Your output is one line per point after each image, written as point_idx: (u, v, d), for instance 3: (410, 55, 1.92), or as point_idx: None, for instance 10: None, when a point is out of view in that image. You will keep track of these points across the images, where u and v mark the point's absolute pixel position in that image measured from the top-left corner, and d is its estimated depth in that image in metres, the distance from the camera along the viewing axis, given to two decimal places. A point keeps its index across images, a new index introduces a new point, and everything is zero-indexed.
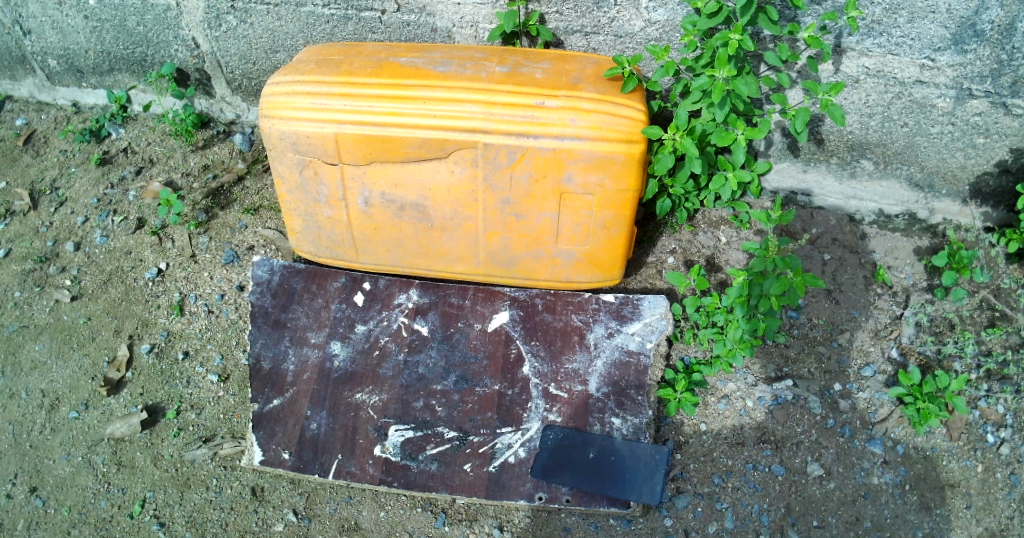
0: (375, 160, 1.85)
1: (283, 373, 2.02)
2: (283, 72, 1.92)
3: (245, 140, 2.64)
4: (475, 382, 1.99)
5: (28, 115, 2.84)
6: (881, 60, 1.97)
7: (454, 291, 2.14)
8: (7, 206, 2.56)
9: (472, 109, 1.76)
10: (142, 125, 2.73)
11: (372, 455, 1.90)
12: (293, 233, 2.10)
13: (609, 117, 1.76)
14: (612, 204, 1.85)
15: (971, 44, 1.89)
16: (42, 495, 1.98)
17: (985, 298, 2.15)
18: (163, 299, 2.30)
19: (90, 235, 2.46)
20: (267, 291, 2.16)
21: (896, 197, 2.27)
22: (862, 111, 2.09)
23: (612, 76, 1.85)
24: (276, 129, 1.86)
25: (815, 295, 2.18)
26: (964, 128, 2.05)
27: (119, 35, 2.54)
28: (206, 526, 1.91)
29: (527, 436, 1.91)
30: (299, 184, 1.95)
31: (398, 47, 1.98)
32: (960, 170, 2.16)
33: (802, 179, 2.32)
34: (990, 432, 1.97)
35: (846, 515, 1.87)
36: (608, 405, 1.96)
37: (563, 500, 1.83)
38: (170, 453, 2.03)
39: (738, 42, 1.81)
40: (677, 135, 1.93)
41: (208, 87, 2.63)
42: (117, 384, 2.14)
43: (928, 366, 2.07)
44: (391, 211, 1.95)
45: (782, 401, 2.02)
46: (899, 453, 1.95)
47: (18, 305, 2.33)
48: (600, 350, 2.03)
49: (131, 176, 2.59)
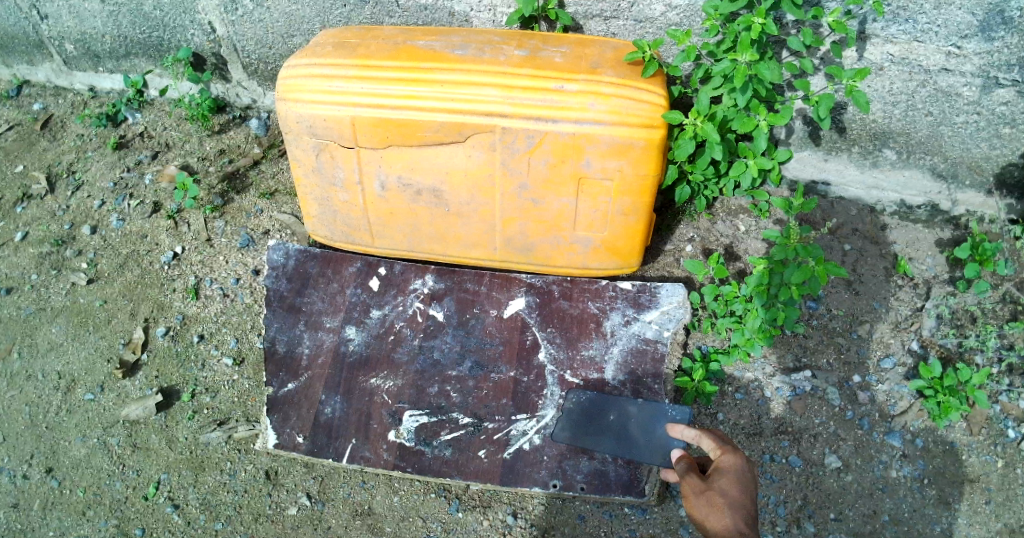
0: (392, 144, 1.83)
1: (297, 357, 2.02)
2: (300, 54, 1.91)
3: (261, 124, 2.63)
4: (490, 369, 1.98)
5: (45, 99, 2.85)
6: (906, 47, 1.93)
7: (469, 277, 2.11)
8: (24, 190, 2.57)
9: (490, 93, 1.74)
10: (159, 110, 2.73)
11: (386, 440, 1.89)
12: (309, 217, 2.09)
13: (629, 102, 1.73)
14: (631, 190, 1.83)
15: (999, 32, 1.84)
16: (58, 476, 2.00)
17: (1008, 291, 2.11)
18: (179, 283, 2.30)
19: (107, 219, 2.46)
20: (282, 275, 2.15)
21: (919, 188, 2.23)
22: (885, 100, 2.05)
23: (632, 60, 1.83)
24: (293, 112, 1.84)
25: (835, 286, 2.15)
26: (990, 118, 2.01)
27: (136, 19, 2.53)
28: (221, 509, 1.92)
29: (541, 423, 1.90)
30: (316, 168, 1.94)
31: (415, 30, 1.96)
32: (985, 161, 2.11)
33: (822, 168, 2.28)
34: (1011, 427, 1.94)
35: (863, 508, 1.86)
36: (624, 393, 1.94)
37: (577, 488, 1.82)
38: (185, 436, 2.03)
39: (761, 26, 1.79)
40: (698, 121, 1.92)
41: (224, 71, 2.63)
42: (132, 366, 2.15)
43: (949, 358, 2.04)
44: (407, 196, 1.94)
45: (800, 392, 2.00)
46: (918, 447, 1.93)
47: (35, 288, 2.34)
48: (616, 338, 2.01)
49: (148, 161, 2.59)
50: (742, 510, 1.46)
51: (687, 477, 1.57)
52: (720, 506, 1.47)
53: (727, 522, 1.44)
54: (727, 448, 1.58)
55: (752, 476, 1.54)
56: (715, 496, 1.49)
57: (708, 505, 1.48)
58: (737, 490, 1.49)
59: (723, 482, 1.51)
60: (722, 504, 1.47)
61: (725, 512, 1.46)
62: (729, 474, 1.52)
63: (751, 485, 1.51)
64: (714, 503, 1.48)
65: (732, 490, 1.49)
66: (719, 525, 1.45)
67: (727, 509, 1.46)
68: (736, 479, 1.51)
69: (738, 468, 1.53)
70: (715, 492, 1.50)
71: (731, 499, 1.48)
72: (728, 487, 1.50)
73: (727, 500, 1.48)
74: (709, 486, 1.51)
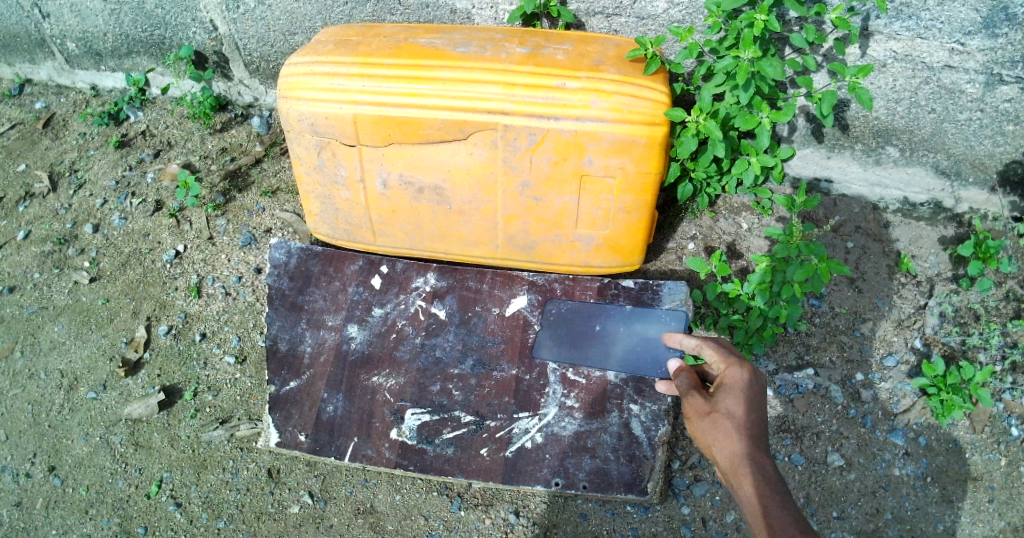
0: (393, 142, 1.83)
1: (300, 355, 2.02)
2: (301, 52, 1.90)
3: (263, 123, 2.63)
4: (492, 367, 1.97)
5: (47, 98, 2.86)
6: (909, 44, 1.92)
7: (471, 275, 2.11)
8: (26, 188, 2.57)
9: (492, 90, 1.74)
10: (161, 108, 2.73)
11: (389, 439, 1.90)
12: (311, 215, 2.09)
13: (631, 99, 1.73)
14: (633, 188, 1.83)
15: (1003, 29, 1.84)
16: (61, 474, 2.01)
17: (1011, 289, 2.10)
18: (181, 281, 2.30)
19: (109, 218, 2.46)
20: (284, 273, 2.15)
21: (922, 185, 2.22)
22: (888, 97, 2.04)
23: (634, 57, 1.83)
24: (294, 110, 1.84)
25: (838, 283, 2.14)
26: (993, 115, 2.00)
27: (137, 18, 2.53)
28: (224, 507, 1.92)
29: (543, 421, 1.90)
30: (317, 165, 1.94)
31: (417, 28, 1.96)
32: (988, 158, 2.10)
33: (825, 165, 2.27)
34: (1014, 426, 1.93)
35: (866, 506, 1.86)
36: (627, 392, 1.93)
37: (580, 486, 1.83)
38: (187, 434, 2.04)
39: (764, 22, 1.79)
40: (700, 118, 1.92)
41: (226, 69, 2.63)
42: (135, 365, 2.15)
43: (952, 356, 2.03)
44: (409, 194, 1.94)
45: (803, 390, 2.01)
46: (921, 445, 1.92)
47: (38, 286, 2.34)
48: (619, 336, 2.00)
49: (149, 159, 2.59)
50: (748, 429, 1.42)
51: (690, 398, 1.54)
52: (725, 428, 1.44)
53: (732, 445, 1.42)
54: (732, 361, 1.54)
55: (759, 389, 1.49)
56: (720, 419, 1.46)
57: (713, 427, 1.46)
58: (742, 408, 1.45)
59: (728, 401, 1.48)
60: (728, 427, 1.44)
61: (730, 435, 1.43)
62: (735, 391, 1.48)
63: (759, 400, 1.47)
64: (719, 427, 1.45)
65: (738, 409, 1.46)
66: (725, 448, 1.43)
67: (732, 431, 1.43)
68: (741, 397, 1.47)
69: (743, 383, 1.49)
70: (720, 416, 1.46)
71: (736, 420, 1.44)
72: (733, 407, 1.46)
73: (733, 421, 1.44)
74: (714, 408, 1.48)
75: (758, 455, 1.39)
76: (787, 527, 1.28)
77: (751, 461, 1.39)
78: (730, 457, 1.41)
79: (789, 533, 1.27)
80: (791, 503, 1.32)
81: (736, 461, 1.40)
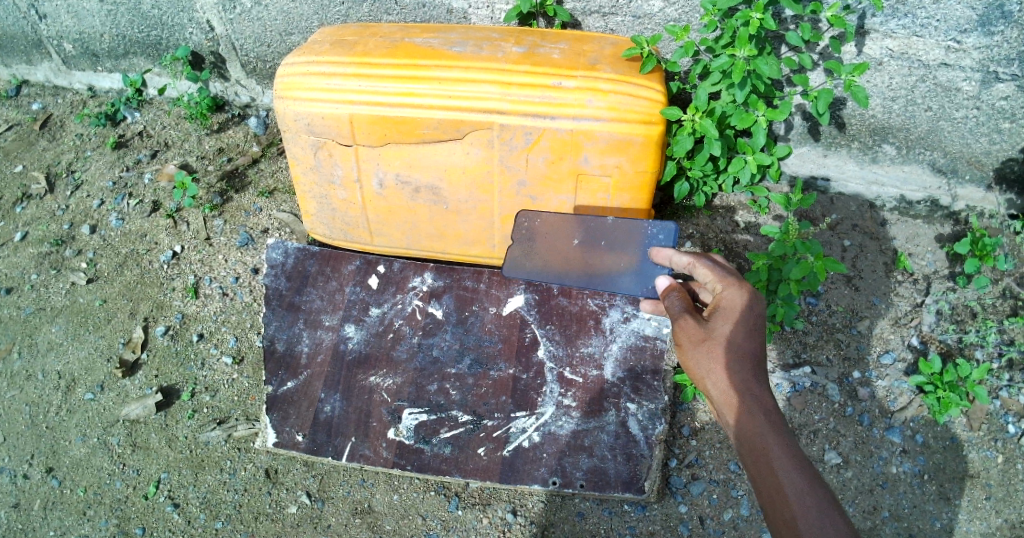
0: (390, 142, 1.83)
1: (297, 355, 2.02)
2: (297, 52, 1.90)
3: (260, 123, 2.63)
4: (490, 366, 1.97)
5: (44, 99, 2.85)
6: (905, 42, 1.92)
7: (468, 275, 2.11)
8: (24, 190, 2.57)
9: (488, 90, 1.74)
10: (157, 109, 2.72)
11: (386, 438, 1.90)
12: (308, 215, 2.09)
13: (627, 98, 1.73)
14: (630, 187, 1.83)
15: (998, 26, 1.84)
16: (59, 475, 2.01)
17: (1008, 287, 2.10)
18: (178, 282, 2.30)
19: (106, 219, 2.46)
20: (281, 274, 2.15)
21: (919, 183, 2.21)
22: (884, 95, 2.04)
23: (630, 56, 1.83)
24: (291, 109, 1.84)
25: (835, 282, 2.15)
26: (989, 113, 2.00)
27: (134, 19, 2.53)
28: (221, 507, 1.93)
29: (541, 420, 1.90)
30: (314, 165, 1.94)
31: (413, 28, 1.96)
32: (984, 156, 2.10)
33: (822, 163, 2.27)
34: (1011, 423, 1.94)
35: (863, 504, 1.86)
36: (624, 390, 1.93)
37: (577, 485, 1.83)
38: (185, 435, 2.04)
39: (759, 21, 1.79)
40: (696, 116, 1.92)
41: (223, 70, 2.63)
42: (132, 365, 2.15)
43: (949, 354, 2.04)
44: (405, 194, 1.94)
45: (800, 388, 2.01)
46: (918, 442, 1.93)
47: (35, 287, 2.34)
48: (616, 335, 2.01)
49: (147, 160, 2.59)
50: (745, 359, 1.41)
51: (684, 321, 1.51)
52: (723, 358, 1.42)
53: (728, 376, 1.41)
54: (732, 290, 1.50)
55: (756, 314, 1.46)
56: (718, 347, 1.43)
57: (709, 356, 1.44)
58: (742, 337, 1.43)
59: (725, 328, 1.45)
60: (724, 355, 1.42)
61: (726, 364, 1.41)
62: (734, 322, 1.45)
63: (759, 328, 1.45)
64: (716, 355, 1.43)
65: (736, 338, 1.43)
66: (723, 379, 1.41)
67: (729, 361, 1.41)
68: (741, 325, 1.45)
69: (740, 309, 1.47)
70: (718, 343, 1.44)
71: (736, 350, 1.42)
72: (731, 335, 1.44)
73: (732, 350, 1.42)
74: (710, 335, 1.45)
75: (754, 386, 1.39)
76: (785, 462, 1.29)
77: (750, 393, 1.38)
78: (728, 388, 1.40)
79: (788, 469, 1.28)
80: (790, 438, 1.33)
81: (733, 392, 1.40)
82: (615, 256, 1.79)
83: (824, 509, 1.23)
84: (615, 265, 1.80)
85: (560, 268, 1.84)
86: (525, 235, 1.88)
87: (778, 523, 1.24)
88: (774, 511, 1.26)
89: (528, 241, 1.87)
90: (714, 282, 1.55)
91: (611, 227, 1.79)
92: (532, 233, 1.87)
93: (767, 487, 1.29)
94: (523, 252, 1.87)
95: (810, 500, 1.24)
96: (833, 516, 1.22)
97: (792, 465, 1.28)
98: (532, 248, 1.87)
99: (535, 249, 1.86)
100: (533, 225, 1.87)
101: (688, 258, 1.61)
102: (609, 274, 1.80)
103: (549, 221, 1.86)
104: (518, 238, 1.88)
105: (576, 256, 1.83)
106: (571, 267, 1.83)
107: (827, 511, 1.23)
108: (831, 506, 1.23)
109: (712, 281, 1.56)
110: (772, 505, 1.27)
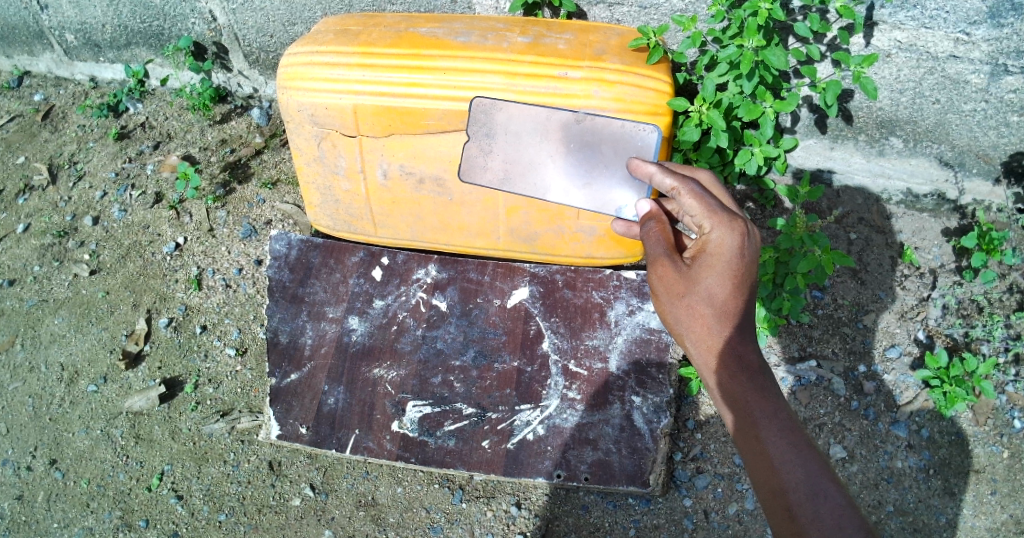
0: (395, 132, 1.81)
1: (300, 347, 2.02)
2: (300, 42, 1.88)
3: (263, 114, 2.61)
4: (494, 359, 1.96)
5: (46, 90, 2.84)
6: (914, 33, 1.90)
7: (473, 267, 2.10)
8: (26, 181, 2.56)
9: (493, 80, 1.72)
10: (160, 100, 2.71)
11: (389, 431, 1.89)
12: (311, 207, 2.07)
13: (633, 89, 1.71)
14: None
15: (1008, 18, 1.81)
16: (62, 467, 2.01)
17: (1016, 281, 2.08)
18: (181, 273, 2.29)
19: (109, 210, 2.45)
20: (284, 265, 2.14)
21: (926, 176, 2.19)
22: (893, 87, 2.03)
23: (637, 47, 1.81)
24: (294, 100, 1.83)
25: (841, 275, 2.14)
26: (998, 106, 1.98)
27: (136, 9, 2.52)
28: (224, 500, 1.93)
29: (545, 413, 1.89)
30: (317, 156, 1.92)
31: (418, 17, 1.94)
32: (993, 149, 2.07)
33: (828, 156, 2.26)
34: (1017, 418, 1.92)
35: (868, 498, 1.86)
36: (628, 384, 1.92)
37: (582, 478, 1.82)
38: (188, 427, 2.03)
39: (768, 11, 1.78)
40: (704, 108, 1.93)
41: (225, 60, 2.61)
42: (135, 357, 2.15)
43: (955, 348, 2.03)
44: (410, 185, 1.92)
45: (805, 382, 2.00)
46: (924, 437, 1.92)
47: (37, 279, 2.33)
48: (621, 327, 2.00)
49: (149, 151, 2.58)
50: (727, 313, 1.42)
51: (664, 267, 1.50)
52: (706, 316, 1.43)
53: (711, 334, 1.43)
54: (721, 231, 1.44)
55: (745, 261, 1.43)
56: (700, 304, 1.44)
57: (690, 313, 1.45)
58: (726, 290, 1.42)
59: (709, 282, 1.43)
60: (706, 311, 1.43)
61: (708, 321, 1.43)
62: (719, 272, 1.42)
63: (744, 277, 1.43)
64: (698, 312, 1.44)
65: (720, 291, 1.42)
66: (706, 336, 1.44)
67: (712, 319, 1.43)
68: (725, 277, 1.42)
69: (727, 259, 1.42)
70: (700, 299, 1.44)
71: (719, 305, 1.42)
72: (715, 290, 1.42)
73: (714, 307, 1.42)
74: (693, 291, 1.44)
75: (738, 343, 1.42)
76: (768, 421, 1.34)
77: (732, 352, 1.41)
78: (712, 345, 1.44)
79: (771, 428, 1.33)
80: (775, 399, 1.37)
81: (717, 347, 1.43)
82: (587, 165, 1.73)
83: (813, 475, 1.28)
84: (585, 173, 1.73)
85: (524, 170, 1.76)
86: (484, 132, 1.75)
87: (768, 491, 1.30)
88: (764, 478, 1.31)
89: (489, 138, 1.76)
90: (702, 218, 1.49)
91: (582, 132, 1.71)
92: (492, 130, 1.75)
93: (754, 453, 1.34)
94: (483, 151, 1.77)
95: (798, 467, 1.29)
96: (822, 480, 1.28)
97: (775, 425, 1.34)
98: (493, 146, 1.76)
99: (496, 148, 1.76)
100: (493, 120, 1.74)
101: (673, 182, 1.55)
102: (578, 181, 1.74)
103: (512, 119, 1.73)
104: (477, 135, 1.76)
105: (545, 159, 1.74)
106: (537, 169, 1.75)
107: (815, 477, 1.28)
108: (819, 470, 1.29)
109: (700, 216, 1.49)
110: (760, 472, 1.32)
